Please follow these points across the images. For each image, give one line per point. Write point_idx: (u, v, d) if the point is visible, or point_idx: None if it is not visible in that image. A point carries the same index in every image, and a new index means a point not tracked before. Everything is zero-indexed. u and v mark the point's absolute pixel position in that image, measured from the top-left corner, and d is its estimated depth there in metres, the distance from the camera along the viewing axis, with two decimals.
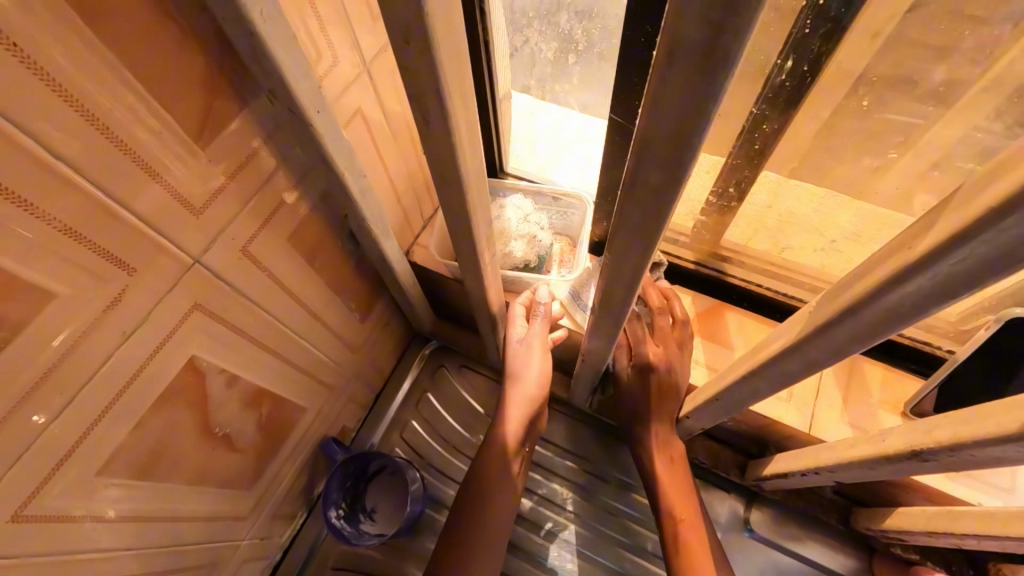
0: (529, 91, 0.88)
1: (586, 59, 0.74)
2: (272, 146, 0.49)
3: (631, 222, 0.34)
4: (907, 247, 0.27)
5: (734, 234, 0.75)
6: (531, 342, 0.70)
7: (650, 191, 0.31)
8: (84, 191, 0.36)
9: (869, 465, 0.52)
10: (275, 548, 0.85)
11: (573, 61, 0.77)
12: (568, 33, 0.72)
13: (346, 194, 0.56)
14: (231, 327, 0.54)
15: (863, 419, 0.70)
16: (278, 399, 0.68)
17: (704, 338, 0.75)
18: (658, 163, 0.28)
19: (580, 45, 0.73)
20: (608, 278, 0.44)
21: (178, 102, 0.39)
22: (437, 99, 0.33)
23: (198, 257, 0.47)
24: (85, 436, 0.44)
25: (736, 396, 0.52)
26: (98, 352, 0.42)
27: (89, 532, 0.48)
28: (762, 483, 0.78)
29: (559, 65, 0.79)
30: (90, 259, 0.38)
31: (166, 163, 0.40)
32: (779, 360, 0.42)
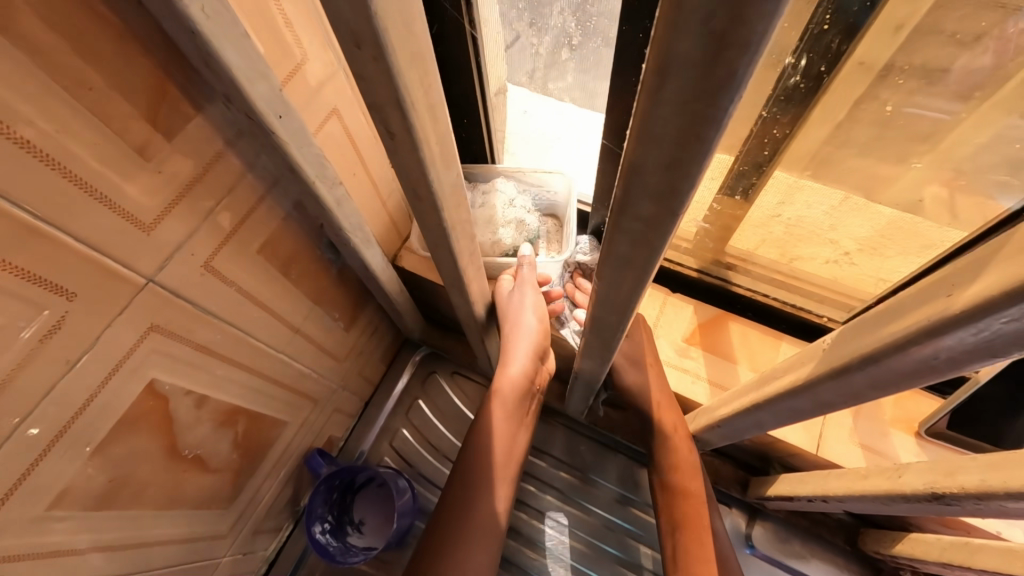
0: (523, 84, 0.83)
1: (582, 53, 0.70)
2: (234, 154, 0.45)
3: (620, 251, 0.30)
4: (947, 294, 0.23)
5: (739, 241, 0.71)
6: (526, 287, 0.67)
7: (642, 220, 0.26)
8: (8, 213, 0.32)
9: (882, 500, 0.48)
10: (258, 562, 0.82)
11: (569, 56, 0.72)
12: (563, 25, 0.67)
13: (319, 203, 0.52)
14: (196, 346, 0.51)
15: (875, 439, 0.66)
16: (254, 415, 0.64)
17: (707, 351, 0.71)
18: (651, 192, 0.24)
19: (576, 38, 0.68)
20: (598, 304, 0.40)
21: (118, 109, 0.35)
22: (399, 110, 0.29)
23: (153, 276, 0.43)
24: (29, 473, 0.40)
25: (739, 425, 0.48)
26: (37, 384, 0.38)
27: (42, 569, 0.45)
28: (765, 502, 0.74)
29: (554, 60, 0.75)
30: (22, 287, 0.34)
31: (108, 177, 0.36)
32: (787, 397, 0.38)
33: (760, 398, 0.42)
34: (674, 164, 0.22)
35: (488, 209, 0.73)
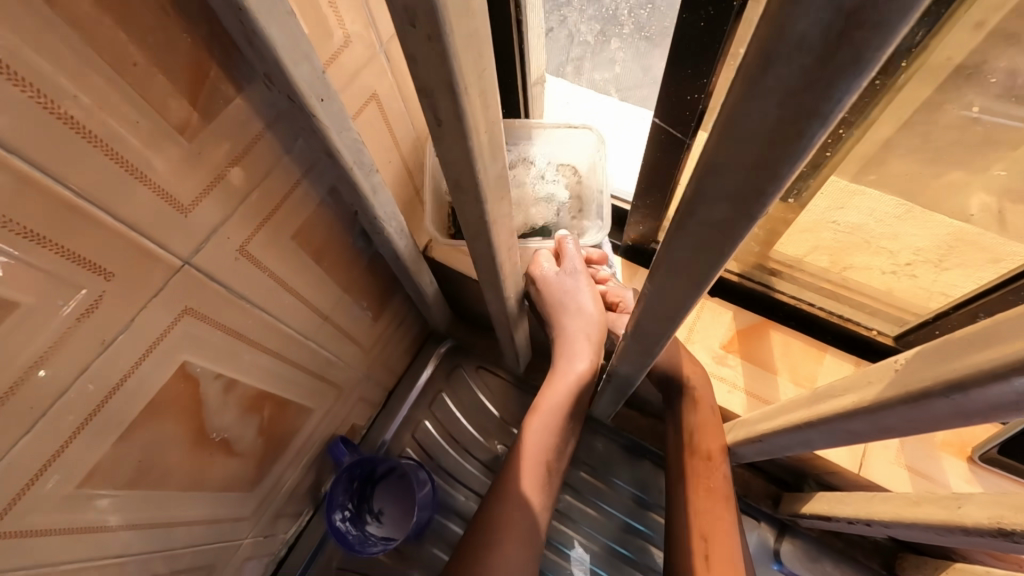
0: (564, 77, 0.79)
1: None
2: (272, 137, 0.44)
3: (680, 255, 0.28)
4: None
5: (787, 247, 0.67)
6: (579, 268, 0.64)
7: (710, 223, 0.24)
8: (49, 190, 0.31)
9: (935, 531, 0.45)
10: (278, 545, 0.83)
11: None
12: None
13: (355, 189, 0.51)
14: (227, 330, 0.50)
15: (922, 461, 0.63)
16: (281, 401, 0.64)
17: (745, 361, 0.68)
18: (729, 193, 0.22)
19: None
20: (645, 309, 0.37)
21: (159, 87, 0.34)
22: (451, 96, 0.27)
23: (188, 259, 0.42)
24: (62, 451, 0.40)
25: (785, 442, 0.45)
26: (73, 363, 0.38)
27: (70, 545, 0.46)
28: (797, 519, 0.71)
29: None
30: (60, 265, 0.34)
31: (147, 157, 0.36)
32: (847, 417, 0.35)
33: (812, 416, 0.40)
34: (761, 162, 0.19)
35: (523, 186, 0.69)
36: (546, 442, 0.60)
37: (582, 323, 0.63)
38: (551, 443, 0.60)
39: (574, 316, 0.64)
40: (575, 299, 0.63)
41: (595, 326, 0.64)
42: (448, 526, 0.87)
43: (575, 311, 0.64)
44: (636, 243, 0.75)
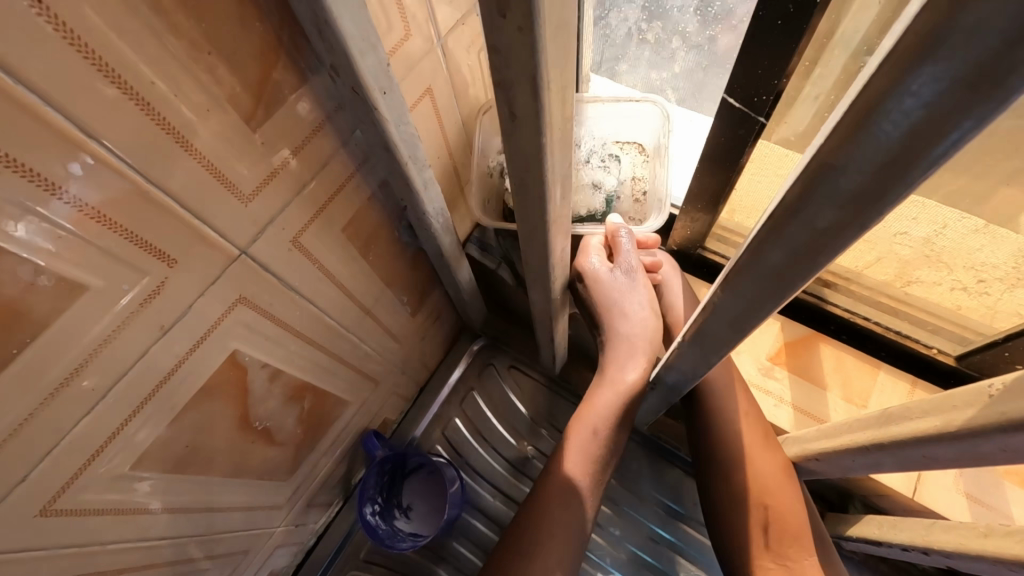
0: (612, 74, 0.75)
1: None
2: (331, 128, 0.44)
3: (767, 262, 0.27)
4: None
5: (846, 259, 0.63)
6: (630, 271, 0.60)
7: (810, 230, 0.23)
8: (122, 174, 0.32)
9: (1005, 566, 0.42)
10: (308, 534, 0.84)
11: None
12: None
13: (407, 184, 0.50)
14: (276, 320, 0.51)
15: (982, 489, 0.59)
16: (321, 392, 0.64)
17: (793, 374, 0.66)
18: (840, 199, 0.20)
19: None
20: (713, 315, 0.36)
21: (229, 76, 0.34)
22: (532, 89, 0.26)
23: (245, 248, 0.42)
24: (118, 432, 0.41)
25: (846, 462, 0.43)
26: (134, 347, 0.38)
27: (118, 524, 0.46)
28: (841, 541, 0.68)
29: (662, 47, 0.71)
30: (128, 249, 0.34)
31: (214, 145, 0.36)
32: (927, 441, 0.33)
33: (884, 437, 0.38)
34: (886, 165, 0.18)
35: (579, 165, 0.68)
36: (593, 449, 0.59)
37: (635, 326, 0.61)
38: (598, 450, 0.59)
39: (626, 316, 0.61)
40: (627, 300, 0.61)
41: (649, 331, 0.61)
42: (475, 526, 0.87)
43: (627, 312, 0.61)
44: (681, 248, 0.74)
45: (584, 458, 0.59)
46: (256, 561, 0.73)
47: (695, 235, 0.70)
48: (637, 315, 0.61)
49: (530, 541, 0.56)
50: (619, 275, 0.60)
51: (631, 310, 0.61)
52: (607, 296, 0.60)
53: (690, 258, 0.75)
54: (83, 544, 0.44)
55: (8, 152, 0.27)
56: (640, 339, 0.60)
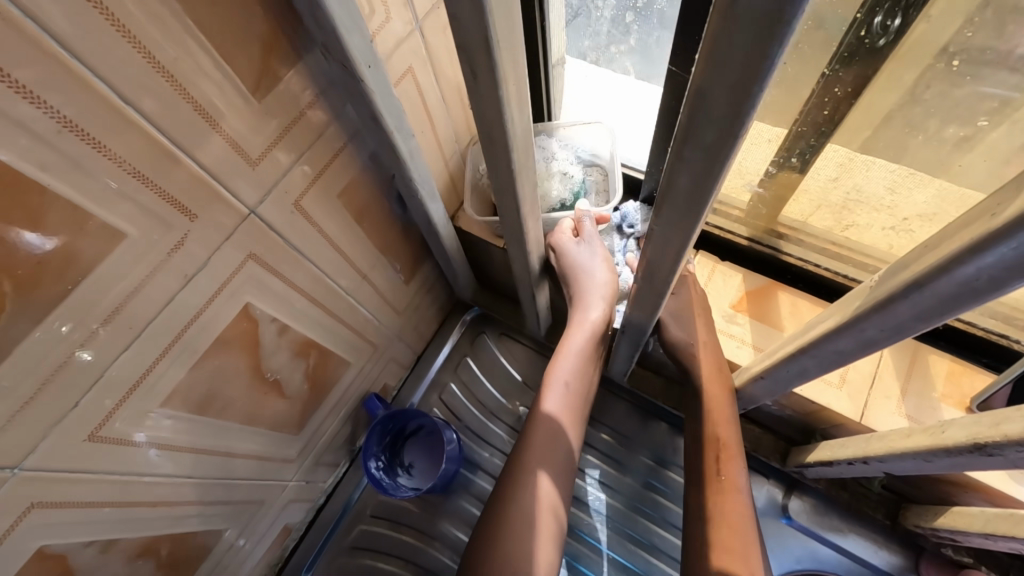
0: (584, 57, 0.85)
1: (644, 18, 0.69)
2: (325, 101, 0.50)
3: (682, 182, 0.33)
4: (991, 214, 0.25)
5: (794, 210, 0.71)
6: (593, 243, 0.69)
7: (702, 147, 0.29)
8: (151, 137, 0.38)
9: (923, 458, 0.49)
10: (318, 492, 0.91)
11: (632, 20, 0.71)
12: None
13: (394, 153, 0.56)
14: (282, 278, 0.57)
15: (919, 410, 0.66)
16: (324, 351, 0.71)
17: (753, 318, 0.72)
18: (715, 117, 0.27)
19: (638, 3, 0.67)
20: (653, 245, 0.42)
21: (238, 54, 0.41)
22: (486, 49, 0.33)
23: (254, 208, 0.49)
24: (151, 369, 0.47)
25: (783, 376, 0.50)
26: (163, 292, 0.44)
27: (152, 457, 0.53)
28: (804, 470, 0.76)
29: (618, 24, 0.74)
30: (157, 203, 0.40)
31: (226, 115, 0.42)
32: (832, 337, 0.40)
33: (804, 343, 0.44)
34: (739, 83, 0.24)
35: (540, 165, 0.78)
36: (569, 390, 0.66)
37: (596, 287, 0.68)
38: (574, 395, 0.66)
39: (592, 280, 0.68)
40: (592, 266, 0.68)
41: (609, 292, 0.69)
42: (473, 481, 0.94)
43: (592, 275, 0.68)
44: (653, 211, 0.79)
45: (562, 399, 0.66)
46: (271, 514, 0.80)
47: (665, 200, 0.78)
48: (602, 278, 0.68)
49: (517, 478, 0.60)
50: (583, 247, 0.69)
51: (596, 273, 0.68)
52: (572, 265, 0.69)
53: None
54: (122, 473, 0.51)
55: (67, 115, 0.33)
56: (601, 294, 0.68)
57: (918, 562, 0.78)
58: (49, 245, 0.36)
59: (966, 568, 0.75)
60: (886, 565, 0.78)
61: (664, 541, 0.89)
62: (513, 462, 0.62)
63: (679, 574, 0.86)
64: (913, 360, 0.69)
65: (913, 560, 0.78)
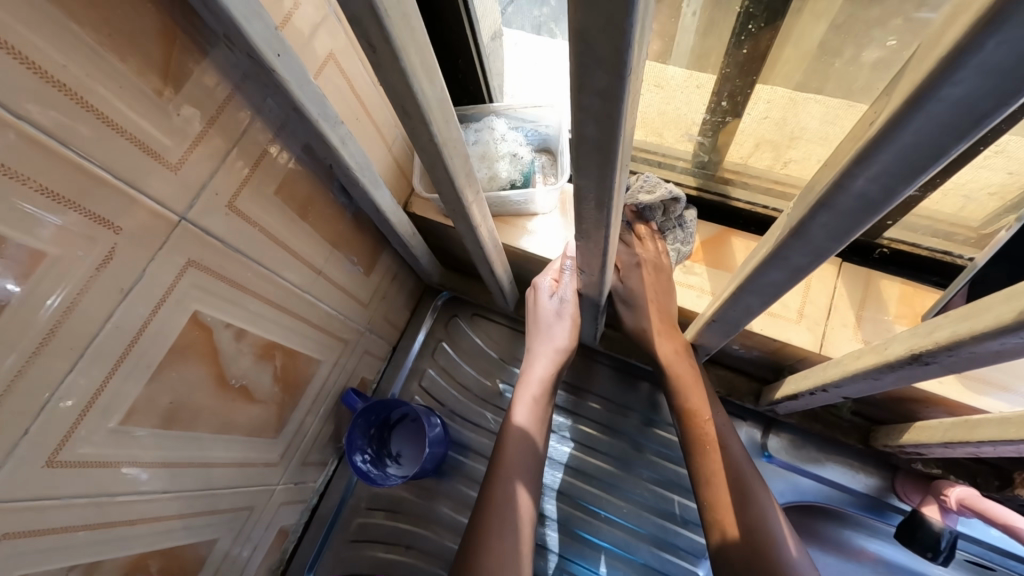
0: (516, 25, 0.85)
1: None
2: (242, 97, 0.49)
3: (589, 131, 0.33)
4: (870, 123, 0.26)
5: (736, 153, 0.72)
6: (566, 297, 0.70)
7: (596, 92, 0.29)
8: (57, 151, 0.37)
9: (873, 376, 0.51)
10: (310, 492, 0.92)
11: None
12: None
13: (325, 143, 0.56)
14: (230, 282, 0.56)
15: (875, 334, 0.68)
16: (290, 351, 0.71)
17: (708, 266, 0.73)
18: (599, 59, 0.27)
19: None
20: (581, 200, 0.42)
21: (136, 55, 0.40)
22: (377, 20, 0.32)
23: (185, 214, 0.48)
24: (103, 388, 0.47)
25: (732, 316, 0.51)
26: (101, 309, 0.44)
27: (121, 478, 0.53)
28: (776, 406, 0.78)
29: None
30: (75, 219, 0.40)
31: (134, 120, 0.41)
32: (763, 269, 0.41)
33: (743, 280, 0.45)
34: (609, 19, 0.24)
35: (488, 146, 0.75)
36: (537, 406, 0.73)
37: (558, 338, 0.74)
38: (541, 410, 0.73)
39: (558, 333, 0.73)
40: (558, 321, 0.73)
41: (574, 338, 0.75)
42: (462, 461, 0.95)
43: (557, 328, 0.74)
44: None
45: (530, 414, 0.72)
46: (263, 519, 0.81)
47: None
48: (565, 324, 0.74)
49: (495, 491, 0.66)
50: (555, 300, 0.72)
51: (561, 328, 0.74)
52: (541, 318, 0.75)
53: None
54: (93, 495, 0.51)
55: None
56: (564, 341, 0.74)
57: (894, 480, 0.81)
58: (16, 287, 0.38)
59: (937, 479, 0.78)
60: (864, 487, 0.82)
61: (655, 495, 0.90)
62: (490, 469, 0.69)
63: (672, 524, 0.88)
64: (867, 286, 0.70)
65: (888, 479, 0.82)
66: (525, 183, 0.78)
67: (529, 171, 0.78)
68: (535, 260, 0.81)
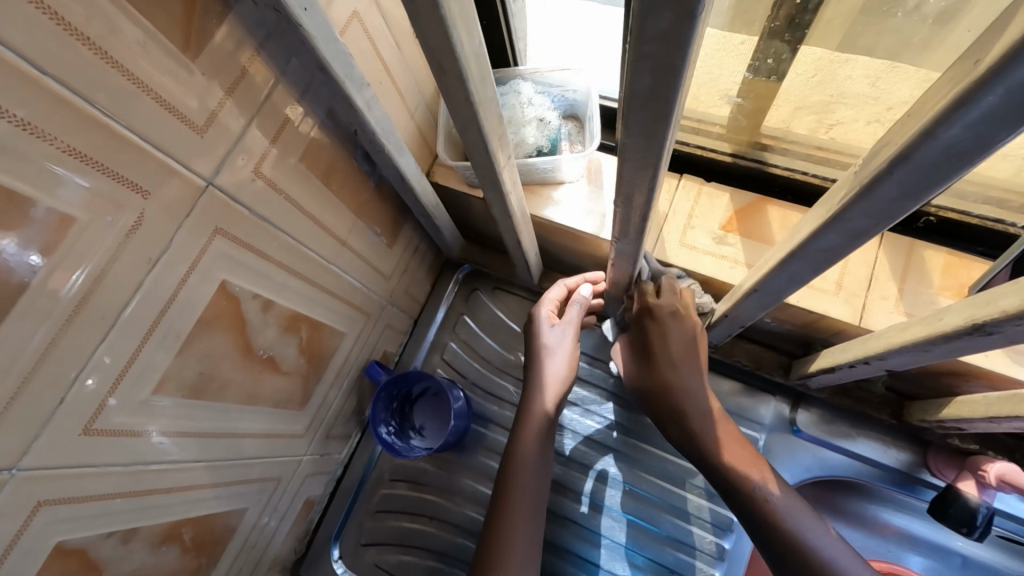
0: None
1: None
2: (266, 57, 0.47)
3: (645, 83, 0.31)
4: (973, 62, 0.23)
5: (775, 118, 0.69)
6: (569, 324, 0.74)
7: (659, 34, 0.27)
8: (83, 111, 0.35)
9: (922, 348, 0.49)
10: (335, 464, 0.93)
11: None
12: None
13: (351, 106, 0.54)
14: (255, 251, 0.55)
15: (918, 306, 0.65)
16: (315, 324, 0.70)
17: (744, 236, 0.71)
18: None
19: None
20: (626, 160, 0.40)
21: (158, 8, 0.37)
22: None
23: (211, 180, 0.47)
24: (135, 358, 0.46)
25: (775, 285, 0.49)
26: (132, 276, 0.43)
27: (153, 448, 0.53)
28: (807, 381, 0.77)
29: None
30: (105, 183, 0.38)
31: (158, 78, 0.39)
32: (819, 235, 0.39)
33: (793, 247, 0.43)
34: None
35: (515, 110, 0.73)
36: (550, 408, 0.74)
37: (560, 356, 0.75)
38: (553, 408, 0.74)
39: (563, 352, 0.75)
40: (563, 339, 0.75)
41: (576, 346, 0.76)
42: (485, 434, 0.95)
43: (560, 349, 0.75)
44: None
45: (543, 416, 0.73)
46: (290, 489, 0.81)
47: None
48: (569, 344, 0.75)
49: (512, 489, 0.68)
50: (554, 329, 0.76)
51: (564, 348, 0.75)
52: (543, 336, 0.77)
53: None
54: (127, 464, 0.51)
55: None
56: (566, 359, 0.75)
57: (926, 455, 0.79)
58: (39, 260, 0.37)
59: (974, 455, 0.76)
60: (895, 462, 0.80)
61: (680, 467, 0.90)
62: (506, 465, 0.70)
63: (697, 496, 0.88)
64: (909, 257, 0.67)
65: (920, 455, 0.80)
66: (552, 150, 0.76)
67: (557, 137, 0.75)
68: (561, 231, 0.79)
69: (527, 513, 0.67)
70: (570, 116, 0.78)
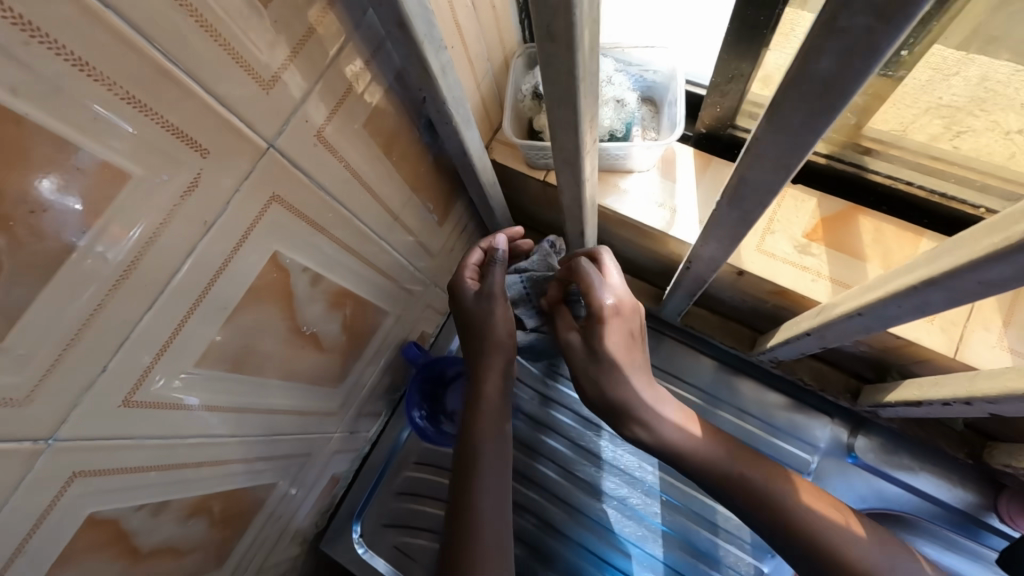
0: None
1: None
2: (341, 7, 0.42)
3: (819, 69, 0.25)
4: None
5: (886, 121, 0.62)
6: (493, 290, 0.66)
7: (870, 6, 0.21)
8: (145, 52, 0.31)
9: None
10: (363, 441, 0.90)
11: None
12: None
13: (425, 71, 0.48)
14: (309, 221, 0.51)
15: None
16: (359, 301, 0.66)
17: (831, 248, 0.65)
18: None
19: None
20: (754, 157, 0.34)
21: None
22: None
23: (272, 141, 0.42)
24: (179, 329, 0.43)
25: (889, 312, 0.43)
26: (183, 241, 0.39)
27: (189, 421, 0.50)
28: (879, 409, 0.71)
29: None
30: (161, 137, 0.34)
31: (227, 22, 0.34)
32: (977, 266, 0.33)
33: (934, 273, 0.37)
34: None
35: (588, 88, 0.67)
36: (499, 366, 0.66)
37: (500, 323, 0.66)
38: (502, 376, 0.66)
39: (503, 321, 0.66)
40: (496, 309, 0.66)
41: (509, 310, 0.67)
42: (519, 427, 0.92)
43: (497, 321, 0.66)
44: (710, 130, 0.69)
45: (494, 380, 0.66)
46: (318, 465, 0.79)
47: (725, 113, 0.66)
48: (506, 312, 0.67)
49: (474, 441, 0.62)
50: (485, 296, 0.67)
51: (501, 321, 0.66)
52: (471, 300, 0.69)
53: (721, 140, 0.70)
54: (163, 437, 0.48)
55: (34, 22, 0.26)
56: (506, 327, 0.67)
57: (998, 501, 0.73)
58: (79, 205, 0.32)
59: None
60: (960, 503, 0.75)
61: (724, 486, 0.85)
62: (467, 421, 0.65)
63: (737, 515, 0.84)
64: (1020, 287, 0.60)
65: (989, 498, 0.74)
66: (626, 135, 0.69)
67: (632, 121, 0.68)
68: (624, 224, 0.73)
69: (491, 469, 0.61)
70: (646, 100, 0.72)
